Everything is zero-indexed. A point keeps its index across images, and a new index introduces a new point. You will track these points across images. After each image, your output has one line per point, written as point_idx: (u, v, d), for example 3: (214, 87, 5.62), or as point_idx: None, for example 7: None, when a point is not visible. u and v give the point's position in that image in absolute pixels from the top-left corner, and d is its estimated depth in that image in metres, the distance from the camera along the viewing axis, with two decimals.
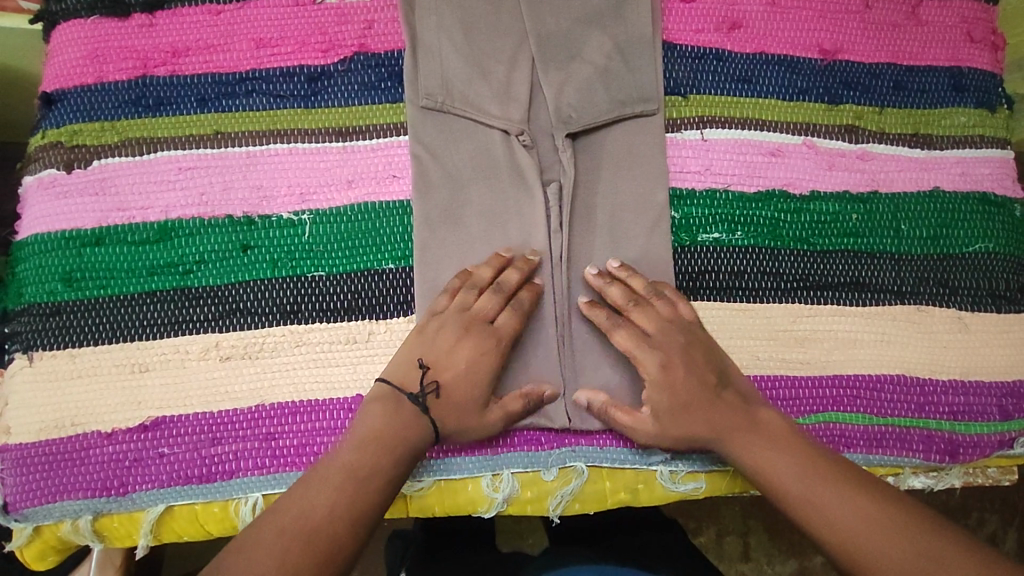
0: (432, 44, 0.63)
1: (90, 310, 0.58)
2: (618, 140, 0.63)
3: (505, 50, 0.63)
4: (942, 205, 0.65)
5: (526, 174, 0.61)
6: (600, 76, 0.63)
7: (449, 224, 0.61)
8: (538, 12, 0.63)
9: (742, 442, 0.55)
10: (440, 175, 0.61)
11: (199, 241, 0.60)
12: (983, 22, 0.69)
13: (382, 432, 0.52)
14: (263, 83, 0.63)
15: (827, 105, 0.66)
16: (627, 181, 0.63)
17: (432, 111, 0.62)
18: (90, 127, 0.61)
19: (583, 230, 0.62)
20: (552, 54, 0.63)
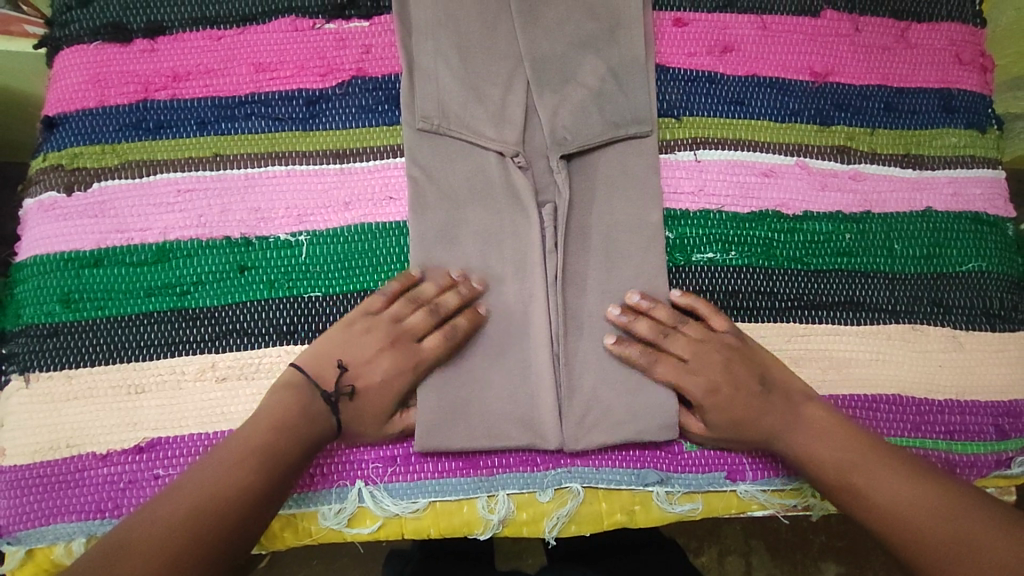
0: (428, 67, 0.63)
1: (88, 331, 0.59)
2: (612, 161, 0.64)
3: (500, 73, 0.64)
4: (934, 224, 0.66)
5: (520, 195, 0.62)
6: (594, 99, 0.64)
7: (445, 244, 0.61)
8: (533, 37, 0.64)
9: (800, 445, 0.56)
10: (437, 196, 0.62)
11: (197, 263, 0.60)
12: (971, 45, 0.70)
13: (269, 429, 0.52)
14: (262, 106, 0.64)
15: (819, 127, 0.67)
16: (621, 201, 0.63)
17: (428, 134, 0.63)
18: (91, 150, 0.62)
19: (578, 249, 0.62)
20: (547, 77, 0.64)
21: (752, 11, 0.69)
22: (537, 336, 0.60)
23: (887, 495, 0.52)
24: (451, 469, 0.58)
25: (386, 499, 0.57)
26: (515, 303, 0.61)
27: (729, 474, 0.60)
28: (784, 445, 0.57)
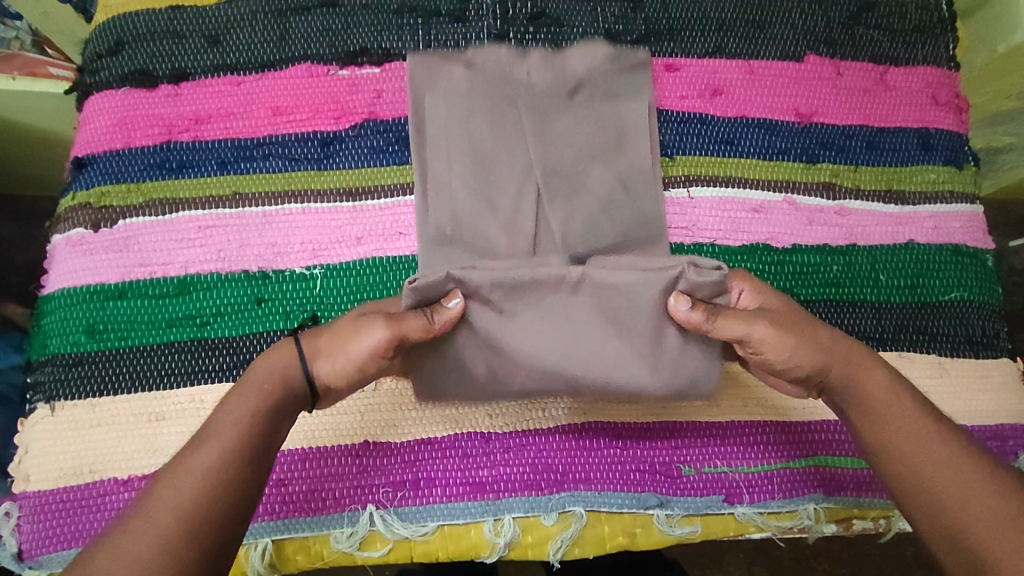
0: (443, 163, 0.66)
1: (112, 361, 0.62)
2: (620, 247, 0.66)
3: (512, 183, 0.66)
4: (916, 256, 0.69)
5: None
6: (603, 208, 0.66)
7: None
8: (545, 149, 0.66)
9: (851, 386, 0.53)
10: None
11: (216, 295, 0.63)
12: (946, 87, 0.75)
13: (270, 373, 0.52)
14: (280, 147, 0.68)
15: (805, 164, 0.71)
16: None
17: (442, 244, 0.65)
18: (118, 189, 0.66)
19: None
20: (558, 190, 0.66)
21: (740, 57, 0.73)
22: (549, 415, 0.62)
23: (925, 459, 0.49)
24: (459, 493, 0.60)
25: (396, 523, 0.59)
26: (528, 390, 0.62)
27: (726, 498, 0.62)
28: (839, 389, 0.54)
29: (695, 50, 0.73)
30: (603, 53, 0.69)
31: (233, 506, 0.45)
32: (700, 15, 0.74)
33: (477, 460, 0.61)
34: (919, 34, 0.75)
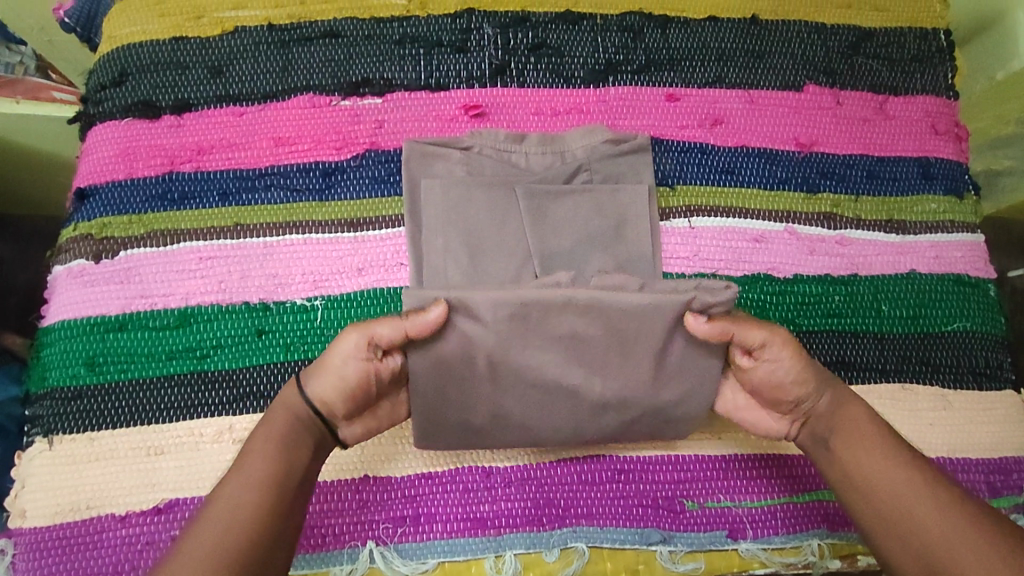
0: (437, 245, 0.64)
1: (112, 395, 0.61)
2: None
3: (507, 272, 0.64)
4: (918, 286, 0.69)
5: None
6: None
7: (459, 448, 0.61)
8: (541, 234, 0.65)
9: (836, 425, 0.55)
10: None
11: (217, 327, 0.63)
12: (945, 116, 0.75)
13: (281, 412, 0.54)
14: (281, 178, 0.68)
15: (805, 194, 0.71)
16: None
17: None
18: (119, 220, 0.65)
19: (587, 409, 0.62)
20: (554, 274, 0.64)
21: (740, 87, 0.74)
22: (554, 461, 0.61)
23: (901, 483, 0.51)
24: (459, 529, 0.59)
25: (396, 560, 0.58)
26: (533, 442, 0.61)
27: (730, 533, 0.61)
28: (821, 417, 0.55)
29: (695, 79, 0.73)
30: (604, 139, 0.69)
31: (265, 507, 0.48)
32: (699, 46, 0.74)
33: (477, 495, 0.60)
34: (917, 63, 0.76)
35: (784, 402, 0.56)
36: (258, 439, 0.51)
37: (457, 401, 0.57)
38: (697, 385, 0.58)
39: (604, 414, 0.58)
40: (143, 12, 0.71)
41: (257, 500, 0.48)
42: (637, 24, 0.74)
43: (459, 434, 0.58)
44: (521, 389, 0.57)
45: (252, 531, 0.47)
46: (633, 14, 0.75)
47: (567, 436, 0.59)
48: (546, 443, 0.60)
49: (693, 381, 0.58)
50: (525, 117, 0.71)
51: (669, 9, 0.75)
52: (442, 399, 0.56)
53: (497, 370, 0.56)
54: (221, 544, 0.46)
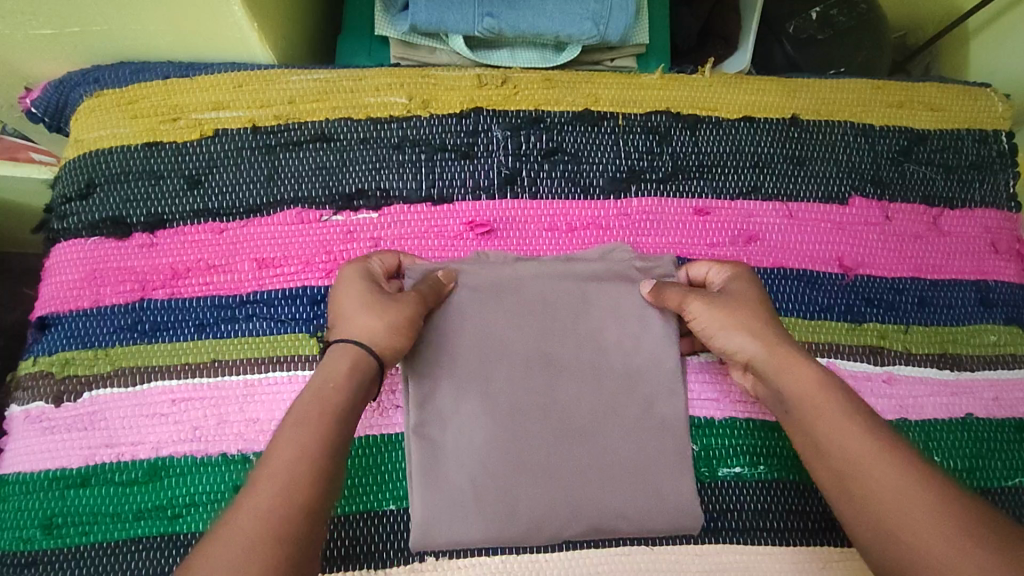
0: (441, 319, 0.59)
1: (69, 562, 0.55)
2: (641, 486, 0.57)
3: (512, 348, 0.59)
4: (976, 432, 0.62)
5: (534, 453, 0.57)
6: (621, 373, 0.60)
7: (458, 509, 0.56)
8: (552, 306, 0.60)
9: (775, 368, 0.54)
10: (440, 456, 0.57)
11: (191, 483, 0.57)
12: (1006, 232, 0.67)
13: (327, 377, 0.50)
14: (265, 306, 0.61)
15: (850, 324, 0.64)
16: (633, 442, 0.58)
17: (429, 443, 0.57)
18: (83, 355, 0.59)
19: (591, 474, 0.57)
20: (564, 351, 0.59)
21: (779, 199, 0.66)
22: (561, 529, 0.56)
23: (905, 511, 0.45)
24: None
25: None
26: (536, 503, 0.56)
27: None
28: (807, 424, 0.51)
29: (727, 189, 0.66)
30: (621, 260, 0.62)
31: (321, 488, 0.45)
32: (732, 151, 0.67)
33: None
34: (975, 171, 0.68)
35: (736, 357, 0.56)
36: (313, 396, 0.49)
37: (447, 381, 0.58)
38: (673, 382, 0.60)
39: (591, 399, 0.59)
40: (115, 113, 0.64)
41: (317, 458, 0.46)
42: (664, 125, 0.67)
43: (451, 433, 0.57)
44: (506, 368, 0.58)
45: (311, 496, 0.44)
46: (659, 113, 0.67)
47: (557, 424, 0.58)
48: (540, 442, 0.57)
49: (668, 353, 0.60)
50: (537, 232, 0.64)
51: (700, 108, 0.68)
52: (430, 381, 0.58)
53: (486, 345, 0.59)
54: (284, 497, 0.44)
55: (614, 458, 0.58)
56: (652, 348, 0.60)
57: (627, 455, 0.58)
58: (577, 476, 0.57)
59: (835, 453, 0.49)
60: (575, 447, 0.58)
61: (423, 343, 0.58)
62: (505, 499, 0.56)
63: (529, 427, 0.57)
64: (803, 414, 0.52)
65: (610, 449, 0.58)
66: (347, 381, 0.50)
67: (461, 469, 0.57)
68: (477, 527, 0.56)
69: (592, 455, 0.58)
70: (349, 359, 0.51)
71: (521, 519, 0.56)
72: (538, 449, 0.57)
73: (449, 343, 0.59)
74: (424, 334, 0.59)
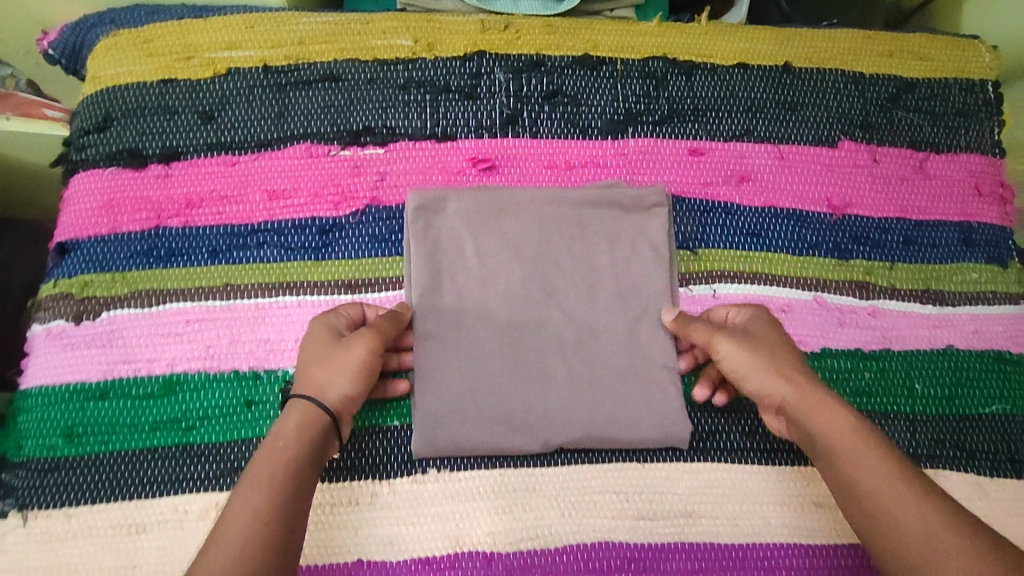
0: (443, 240, 0.63)
1: (91, 468, 0.58)
2: (628, 396, 0.61)
3: (509, 268, 0.63)
4: (955, 362, 0.65)
5: (527, 362, 0.61)
6: (611, 294, 0.64)
7: (455, 412, 0.60)
8: (547, 232, 0.64)
9: (808, 411, 0.54)
10: (440, 363, 0.61)
11: (204, 397, 0.60)
12: (990, 176, 0.70)
13: (280, 438, 0.52)
14: (276, 235, 0.63)
15: (836, 262, 0.66)
16: (621, 356, 0.62)
17: (431, 351, 0.61)
18: (101, 278, 0.62)
19: (582, 384, 0.61)
20: (558, 272, 0.64)
21: (770, 141, 0.69)
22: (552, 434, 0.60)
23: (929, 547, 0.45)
24: None
25: None
26: (529, 408, 0.60)
27: None
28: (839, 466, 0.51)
29: (721, 132, 0.68)
30: (614, 195, 0.65)
31: (272, 546, 0.46)
32: (726, 96, 0.69)
33: None
34: (962, 118, 0.70)
35: (762, 397, 0.57)
36: (264, 458, 0.50)
37: (448, 295, 0.62)
38: (662, 302, 0.64)
39: (583, 317, 0.63)
40: (130, 52, 0.66)
41: (264, 516, 0.47)
42: (661, 71, 0.69)
43: (451, 341, 0.61)
44: (505, 287, 0.63)
45: (259, 553, 0.45)
46: (657, 59, 0.69)
47: (550, 337, 0.62)
48: (533, 353, 0.61)
49: (656, 276, 0.64)
50: (537, 169, 0.67)
51: (695, 54, 0.70)
52: (433, 295, 0.62)
53: (484, 265, 0.63)
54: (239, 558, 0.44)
55: (606, 370, 0.62)
56: (641, 272, 0.64)
57: (616, 367, 0.62)
58: (568, 385, 0.61)
59: (868, 493, 0.49)
60: (566, 360, 0.62)
61: (426, 263, 0.63)
62: (499, 404, 0.60)
63: (526, 340, 0.62)
64: (832, 454, 0.52)
65: (600, 361, 0.62)
66: (296, 439, 0.52)
67: (460, 375, 0.61)
68: (473, 429, 0.59)
69: (583, 367, 0.62)
70: (298, 418, 0.53)
71: (515, 422, 0.60)
72: (532, 360, 0.61)
73: (450, 261, 0.63)
74: (426, 252, 0.63)
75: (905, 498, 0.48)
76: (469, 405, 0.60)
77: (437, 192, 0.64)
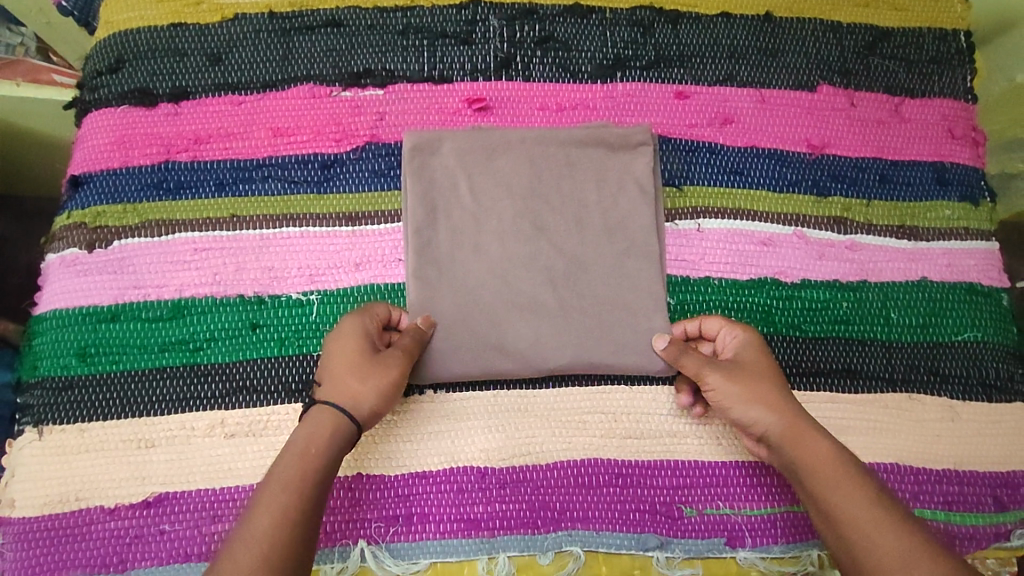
0: (437, 178, 0.66)
1: (103, 386, 0.61)
2: (615, 325, 0.64)
3: (501, 204, 0.66)
4: (929, 293, 0.68)
5: (519, 293, 0.64)
6: (599, 229, 0.66)
7: (449, 338, 0.62)
8: (538, 172, 0.67)
9: (796, 442, 0.57)
10: (435, 292, 0.63)
11: (211, 320, 0.62)
12: (963, 120, 0.73)
13: (308, 436, 0.55)
14: (279, 169, 0.66)
15: (816, 198, 0.69)
16: (609, 288, 0.65)
17: (426, 280, 0.63)
18: (113, 209, 0.65)
19: (572, 313, 0.64)
20: (548, 209, 0.66)
21: (752, 86, 0.72)
22: (542, 361, 0.62)
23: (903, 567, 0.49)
24: (453, 530, 0.60)
25: (388, 559, 0.59)
26: (521, 335, 0.63)
27: (728, 541, 0.62)
28: (819, 494, 0.54)
29: (705, 77, 0.72)
30: (602, 136, 0.68)
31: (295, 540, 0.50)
32: (710, 43, 0.72)
33: (472, 496, 0.61)
34: (935, 65, 0.74)
35: (750, 427, 0.59)
36: (295, 460, 0.53)
37: (443, 229, 0.65)
38: (647, 237, 0.66)
39: (572, 251, 0.65)
40: None
41: (297, 518, 0.51)
42: (648, 19, 0.72)
43: (446, 272, 0.64)
44: (497, 222, 0.66)
45: (285, 546, 0.49)
46: (643, 8, 0.73)
47: (541, 270, 0.65)
48: (525, 284, 0.64)
49: (642, 212, 0.67)
50: (529, 110, 0.70)
51: (681, 3, 0.73)
52: (428, 228, 0.65)
53: (477, 201, 0.66)
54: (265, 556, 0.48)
55: (595, 300, 0.65)
56: (629, 209, 0.67)
57: (604, 299, 0.65)
58: (558, 314, 0.64)
59: (847, 524, 0.52)
60: (556, 291, 0.64)
61: (421, 199, 0.65)
62: (492, 331, 0.63)
63: (517, 272, 0.64)
64: (818, 485, 0.55)
65: (589, 293, 0.65)
66: (323, 441, 0.55)
67: (454, 304, 0.63)
68: (466, 353, 0.62)
69: (572, 297, 0.64)
70: (326, 423, 0.55)
71: (506, 347, 0.62)
72: (523, 291, 0.64)
73: (445, 197, 0.66)
74: (422, 188, 0.65)
75: (882, 525, 0.51)
76: (463, 331, 0.62)
77: (432, 133, 0.67)
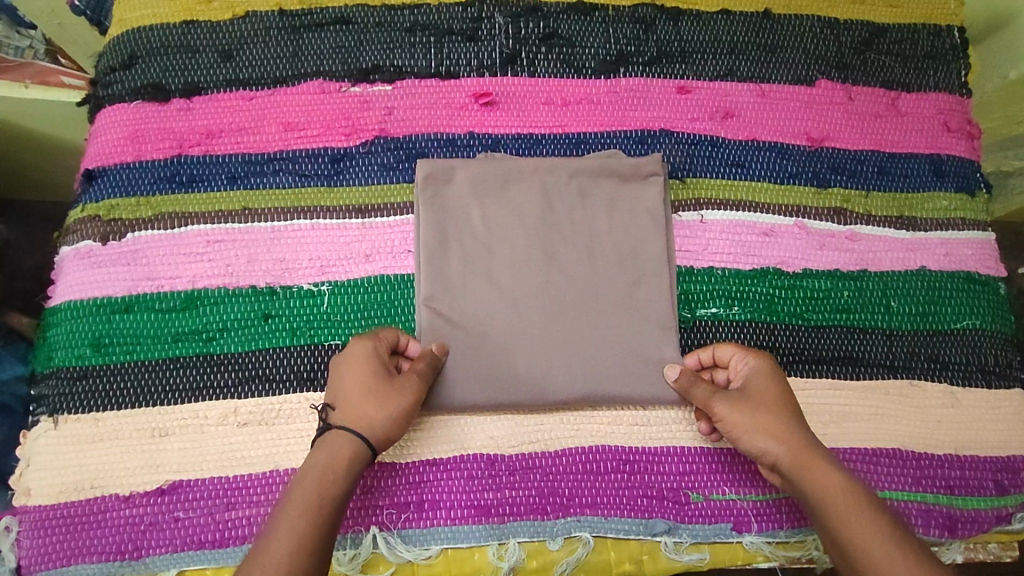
0: (449, 206, 0.66)
1: (118, 375, 0.62)
2: (626, 354, 0.64)
3: (513, 234, 0.66)
4: (928, 282, 0.69)
5: (530, 323, 0.64)
6: (610, 258, 0.66)
7: (460, 366, 0.62)
8: (550, 202, 0.67)
9: (807, 470, 0.56)
10: (446, 320, 0.63)
11: (224, 311, 0.63)
12: (958, 113, 0.75)
13: (322, 460, 0.54)
14: (290, 163, 0.68)
15: (816, 189, 0.71)
16: (621, 317, 0.65)
17: (438, 309, 0.63)
18: (127, 203, 0.66)
19: (582, 342, 0.64)
20: (560, 239, 0.66)
21: (752, 80, 0.73)
22: (553, 391, 0.63)
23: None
24: (463, 516, 0.61)
25: (400, 545, 0.60)
26: (531, 366, 0.63)
27: (734, 526, 0.63)
28: (831, 524, 0.54)
29: (706, 72, 0.73)
30: (614, 164, 0.68)
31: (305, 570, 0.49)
32: (710, 39, 0.74)
33: (482, 483, 0.62)
34: (930, 60, 0.75)
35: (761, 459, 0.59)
36: (311, 483, 0.53)
37: (455, 258, 0.65)
38: (659, 266, 0.66)
39: (584, 280, 0.65)
40: None
41: (310, 547, 0.50)
42: (650, 16, 0.74)
43: (457, 301, 0.64)
44: (509, 252, 0.66)
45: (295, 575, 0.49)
46: (645, 5, 0.74)
47: (552, 300, 0.64)
48: (536, 315, 0.64)
49: (654, 241, 0.67)
50: (535, 106, 0.71)
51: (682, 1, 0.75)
52: (440, 258, 0.65)
53: (489, 230, 0.66)
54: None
55: (605, 326, 0.64)
56: (641, 238, 0.67)
57: (615, 329, 0.64)
58: (569, 344, 0.64)
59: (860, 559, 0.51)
60: (567, 320, 0.64)
61: (434, 228, 0.65)
62: (502, 361, 0.63)
63: (528, 302, 0.64)
64: (832, 516, 0.54)
65: (600, 323, 0.64)
66: (335, 467, 0.54)
67: (466, 333, 0.63)
68: (477, 383, 0.62)
69: (584, 326, 0.64)
70: (340, 449, 0.55)
71: (516, 378, 0.62)
72: (534, 321, 0.64)
73: (457, 226, 0.66)
74: (434, 218, 0.66)
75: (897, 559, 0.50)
76: (474, 360, 0.62)
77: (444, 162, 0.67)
